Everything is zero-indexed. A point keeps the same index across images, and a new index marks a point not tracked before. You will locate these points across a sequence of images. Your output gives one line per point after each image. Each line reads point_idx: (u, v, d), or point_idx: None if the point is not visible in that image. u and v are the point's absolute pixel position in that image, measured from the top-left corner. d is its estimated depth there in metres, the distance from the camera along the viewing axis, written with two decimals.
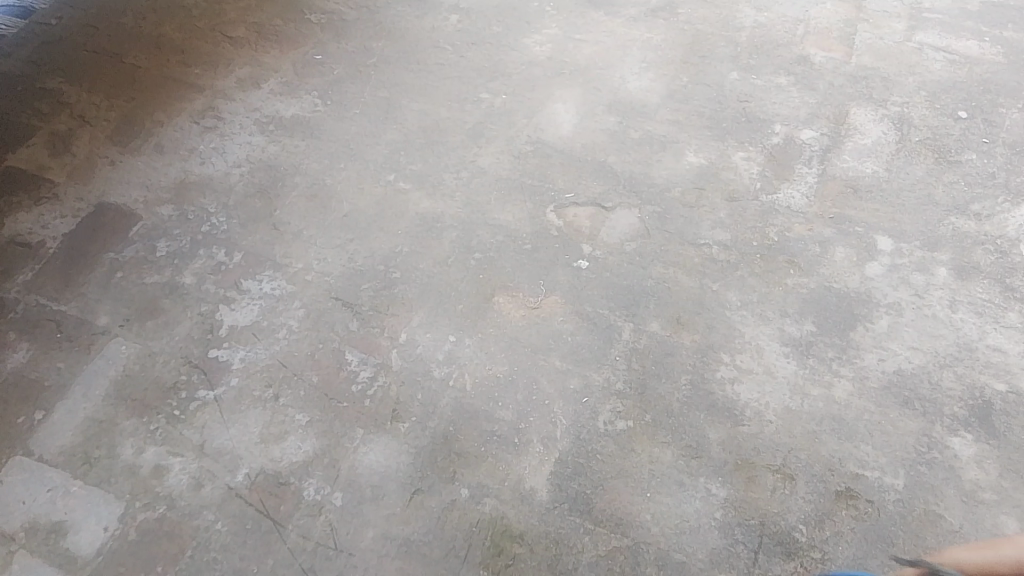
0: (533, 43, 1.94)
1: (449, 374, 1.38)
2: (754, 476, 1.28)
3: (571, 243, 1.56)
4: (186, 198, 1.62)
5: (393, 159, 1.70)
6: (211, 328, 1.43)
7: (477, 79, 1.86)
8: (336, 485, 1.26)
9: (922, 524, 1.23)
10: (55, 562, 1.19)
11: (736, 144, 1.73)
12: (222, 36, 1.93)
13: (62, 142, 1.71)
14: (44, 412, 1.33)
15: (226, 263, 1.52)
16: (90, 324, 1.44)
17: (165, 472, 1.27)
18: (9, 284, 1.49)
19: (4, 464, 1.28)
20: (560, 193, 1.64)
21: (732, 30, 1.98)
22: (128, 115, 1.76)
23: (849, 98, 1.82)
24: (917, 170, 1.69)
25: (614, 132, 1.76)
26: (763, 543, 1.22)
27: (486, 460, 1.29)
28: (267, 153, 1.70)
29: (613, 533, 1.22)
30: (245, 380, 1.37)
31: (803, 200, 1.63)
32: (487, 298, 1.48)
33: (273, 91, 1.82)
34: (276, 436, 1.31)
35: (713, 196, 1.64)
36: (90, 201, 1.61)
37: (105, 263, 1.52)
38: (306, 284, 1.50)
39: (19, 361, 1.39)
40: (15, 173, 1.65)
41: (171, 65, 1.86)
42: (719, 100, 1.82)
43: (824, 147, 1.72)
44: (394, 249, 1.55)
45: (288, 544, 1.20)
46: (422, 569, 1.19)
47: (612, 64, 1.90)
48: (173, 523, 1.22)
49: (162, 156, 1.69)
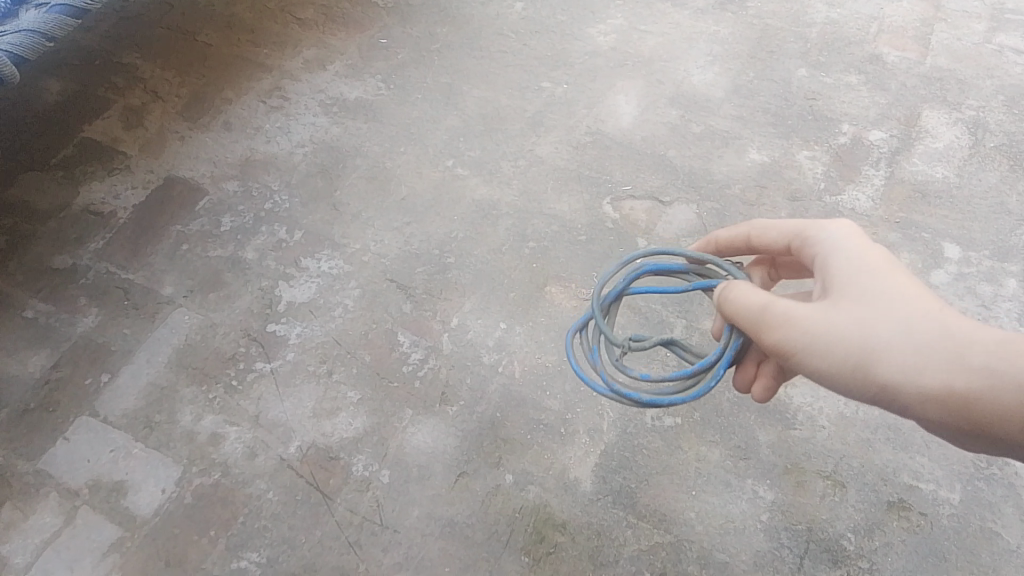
0: (597, 33, 1.93)
1: (499, 361, 1.39)
2: (803, 481, 1.25)
3: (626, 236, 1.55)
4: (250, 175, 1.67)
5: (453, 145, 1.71)
6: (270, 303, 1.47)
7: (540, 67, 1.85)
8: (384, 462, 1.29)
9: (977, 541, 1.20)
10: (116, 519, 1.24)
11: (801, 142, 1.69)
12: (291, 17, 1.97)
13: (136, 116, 1.77)
14: (111, 375, 1.39)
15: (287, 241, 1.56)
16: (156, 293, 1.49)
17: (221, 439, 1.31)
18: (82, 251, 1.55)
19: (71, 423, 1.33)
20: (618, 185, 1.63)
21: (802, 25, 1.93)
22: (199, 92, 1.81)
23: (922, 99, 1.76)
24: (991, 178, 1.63)
25: (675, 126, 1.74)
26: (809, 549, 1.20)
27: (532, 448, 1.30)
28: (330, 134, 1.73)
29: (656, 529, 1.22)
30: (300, 355, 1.40)
31: (869, 203, 1.59)
32: (540, 286, 1.48)
33: (338, 74, 1.84)
34: (328, 412, 1.34)
35: (775, 195, 1.61)
36: (160, 174, 1.67)
37: (172, 235, 1.57)
38: (362, 264, 1.52)
39: (88, 325, 1.45)
40: (90, 144, 1.72)
41: (241, 45, 1.90)
42: (786, 97, 1.78)
43: (893, 150, 1.68)
44: (450, 234, 1.56)
45: (336, 517, 1.23)
46: (465, 550, 1.21)
47: (677, 57, 1.87)
48: (227, 489, 1.26)
49: (229, 133, 1.74)
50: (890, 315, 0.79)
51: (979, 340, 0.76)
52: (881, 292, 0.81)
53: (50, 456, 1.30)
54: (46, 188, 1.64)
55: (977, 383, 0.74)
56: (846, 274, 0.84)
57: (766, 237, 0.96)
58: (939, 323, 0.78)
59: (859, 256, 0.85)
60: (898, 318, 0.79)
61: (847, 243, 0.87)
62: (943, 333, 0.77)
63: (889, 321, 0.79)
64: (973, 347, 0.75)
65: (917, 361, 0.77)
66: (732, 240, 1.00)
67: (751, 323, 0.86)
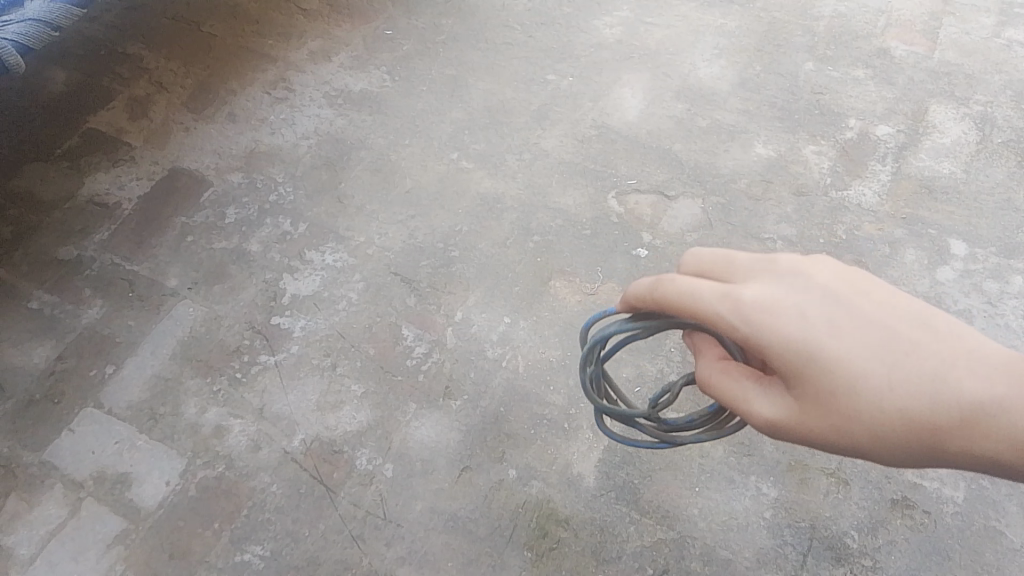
0: (603, 25, 1.91)
1: (503, 355, 1.39)
2: (806, 478, 1.25)
3: (631, 230, 1.55)
4: (255, 167, 1.66)
5: (457, 138, 1.70)
6: (274, 296, 1.47)
7: (545, 60, 1.84)
8: (387, 456, 1.29)
9: (981, 539, 1.20)
10: (121, 511, 1.24)
11: (808, 137, 1.68)
12: (295, 7, 1.96)
13: (140, 107, 1.76)
14: (115, 367, 1.39)
15: (291, 233, 1.56)
16: (160, 285, 1.49)
17: (225, 432, 1.31)
18: (86, 242, 1.55)
19: (76, 414, 1.34)
20: (623, 179, 1.62)
21: (810, 18, 1.91)
22: (203, 83, 1.80)
23: (930, 94, 1.75)
24: (998, 174, 1.62)
25: (681, 119, 1.73)
26: (812, 546, 1.20)
27: (536, 443, 1.30)
28: (334, 126, 1.73)
29: (660, 525, 1.22)
30: (305, 348, 1.40)
31: (875, 198, 1.58)
32: (545, 281, 1.48)
33: (343, 65, 1.84)
34: (332, 405, 1.34)
35: (781, 190, 1.60)
36: (164, 165, 1.66)
37: (176, 227, 1.57)
38: (367, 257, 1.52)
39: (93, 317, 1.45)
40: (94, 135, 1.71)
41: (245, 35, 1.90)
42: (793, 91, 1.77)
43: (900, 145, 1.67)
44: (454, 227, 1.56)
45: (340, 510, 1.24)
46: (468, 545, 1.21)
47: (683, 49, 1.86)
48: (231, 482, 1.27)
49: (233, 124, 1.73)
50: (858, 417, 0.75)
51: (949, 419, 0.73)
52: (839, 390, 0.74)
53: (55, 447, 1.30)
54: (51, 179, 1.64)
55: (955, 458, 0.75)
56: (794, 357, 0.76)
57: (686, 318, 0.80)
58: (906, 409, 0.73)
59: (801, 344, 0.75)
60: (865, 415, 0.75)
61: (784, 326, 0.75)
62: (913, 421, 0.74)
63: (858, 419, 0.75)
64: (946, 431, 0.73)
65: (895, 449, 0.76)
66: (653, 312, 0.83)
67: (730, 413, 0.83)
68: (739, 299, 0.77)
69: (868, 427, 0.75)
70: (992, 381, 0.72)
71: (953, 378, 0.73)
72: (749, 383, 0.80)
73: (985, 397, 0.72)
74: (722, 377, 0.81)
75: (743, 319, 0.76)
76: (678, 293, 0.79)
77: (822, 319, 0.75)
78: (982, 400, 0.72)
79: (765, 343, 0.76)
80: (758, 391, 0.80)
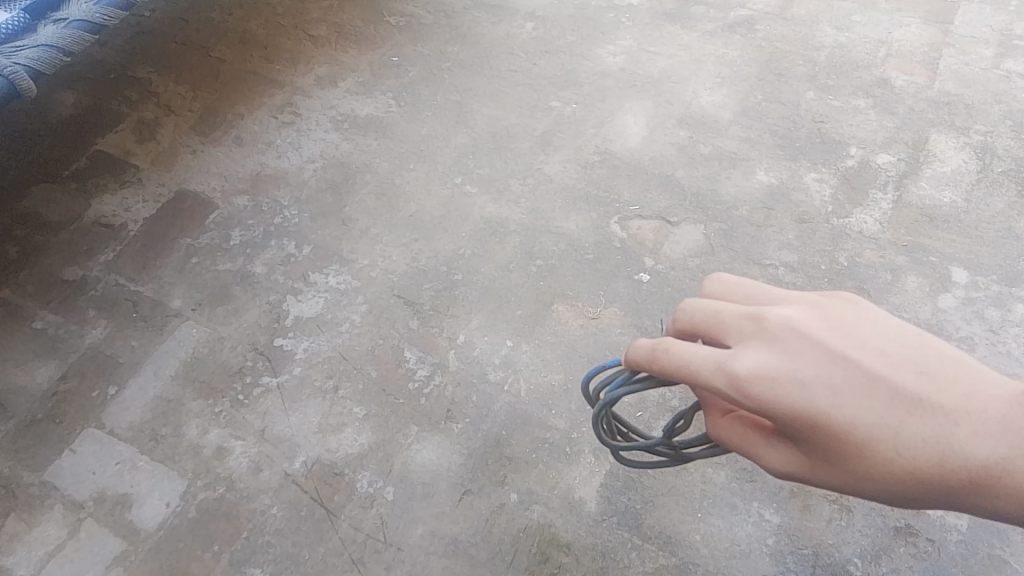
0: (606, 54, 1.94)
1: (504, 379, 1.39)
2: (809, 505, 1.25)
3: (634, 255, 1.55)
4: (260, 190, 1.68)
5: (462, 162, 1.72)
6: (277, 317, 1.47)
7: (549, 87, 1.87)
8: (388, 479, 1.28)
9: (986, 569, 1.19)
10: (120, 532, 1.24)
11: (809, 164, 1.70)
12: (304, 34, 1.99)
13: (148, 130, 1.78)
14: (118, 387, 1.39)
15: (296, 255, 1.57)
16: (165, 306, 1.49)
17: (226, 454, 1.31)
18: (92, 263, 1.56)
19: (77, 434, 1.34)
20: (626, 205, 1.64)
21: (810, 48, 1.94)
22: (211, 107, 1.83)
23: (930, 124, 1.77)
24: (999, 203, 1.63)
25: (683, 146, 1.74)
26: (815, 574, 1.19)
27: (537, 467, 1.29)
28: (340, 150, 1.75)
29: (661, 551, 1.21)
30: (307, 370, 1.41)
31: (876, 226, 1.59)
32: (548, 305, 1.49)
33: (350, 90, 1.86)
34: (334, 427, 1.34)
35: (783, 217, 1.61)
36: (171, 188, 1.68)
37: (182, 248, 1.58)
38: (370, 280, 1.53)
39: (97, 337, 1.45)
40: (103, 157, 1.73)
41: (253, 61, 1.92)
42: (794, 119, 1.79)
43: (901, 173, 1.68)
44: (458, 251, 1.57)
45: (340, 533, 1.23)
46: (468, 569, 1.20)
47: (686, 78, 1.88)
48: (231, 504, 1.26)
49: (240, 148, 1.75)
50: (866, 475, 0.75)
51: (954, 480, 0.72)
52: (843, 452, 0.75)
53: (56, 467, 1.30)
54: (58, 200, 1.65)
55: (965, 508, 0.75)
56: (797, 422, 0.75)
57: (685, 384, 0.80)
58: (910, 470, 0.73)
59: (799, 413, 0.74)
60: (871, 473, 0.75)
61: (780, 396, 0.74)
62: (918, 479, 0.73)
63: (865, 477, 0.75)
64: (951, 487, 0.73)
65: (905, 500, 0.76)
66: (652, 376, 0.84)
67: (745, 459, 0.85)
68: (732, 369, 0.76)
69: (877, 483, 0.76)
70: (996, 442, 0.70)
71: (957, 441, 0.71)
72: (758, 435, 0.81)
73: (987, 460, 0.70)
74: (732, 432, 0.82)
75: (737, 391, 0.75)
76: (675, 366, 0.79)
77: (821, 386, 0.74)
78: (986, 463, 0.70)
79: (764, 410, 0.75)
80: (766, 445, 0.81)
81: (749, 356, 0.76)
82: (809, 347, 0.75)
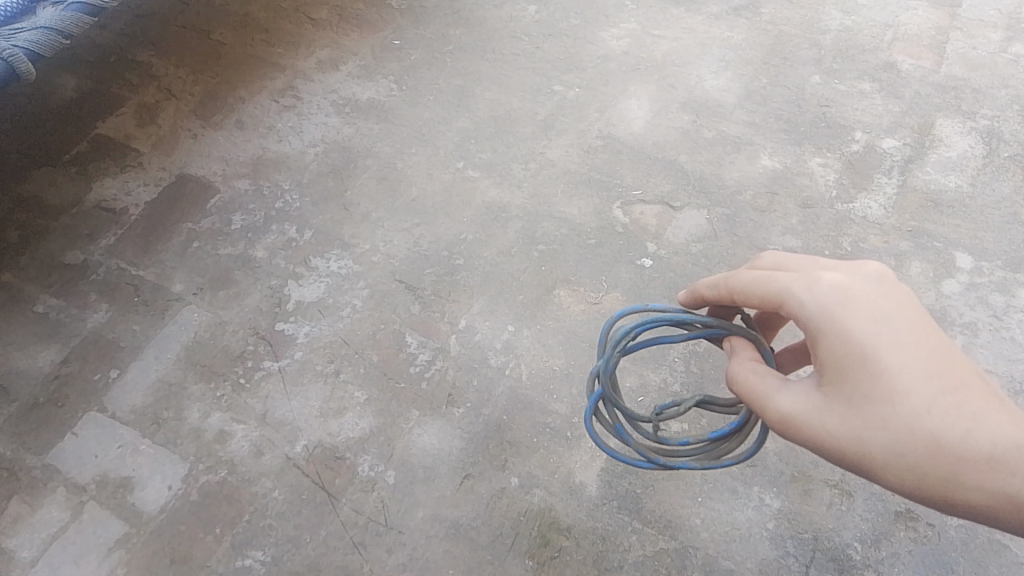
0: (610, 37, 1.92)
1: (506, 363, 1.39)
2: (810, 490, 1.25)
3: (636, 240, 1.55)
4: (262, 174, 1.67)
5: (464, 147, 1.71)
6: (279, 302, 1.47)
7: (552, 70, 1.85)
8: (389, 463, 1.29)
9: (986, 553, 1.19)
10: (122, 515, 1.24)
11: (813, 149, 1.69)
12: (305, 17, 1.97)
13: (149, 114, 1.77)
14: (120, 371, 1.39)
15: (297, 240, 1.56)
16: (166, 290, 1.49)
17: (227, 437, 1.32)
18: (93, 247, 1.56)
19: (79, 418, 1.34)
20: (628, 190, 1.63)
21: (816, 32, 1.92)
22: (212, 91, 1.82)
23: (936, 108, 1.75)
24: (1005, 188, 1.62)
25: (687, 131, 1.73)
26: (815, 558, 1.19)
27: (538, 451, 1.29)
28: (341, 134, 1.74)
29: (661, 535, 1.21)
30: (309, 354, 1.41)
31: (881, 211, 1.58)
32: (549, 290, 1.48)
33: (351, 74, 1.85)
34: (335, 411, 1.34)
35: (786, 202, 1.60)
36: (172, 172, 1.67)
37: (183, 232, 1.58)
38: (372, 264, 1.52)
39: (98, 321, 1.45)
40: (103, 141, 1.73)
41: (254, 44, 1.91)
42: (799, 104, 1.77)
43: (907, 158, 1.67)
44: (459, 236, 1.56)
45: (341, 516, 1.23)
46: (469, 552, 1.20)
47: (690, 62, 1.87)
48: (232, 487, 1.27)
49: (241, 132, 1.74)
50: (884, 429, 0.76)
51: (973, 457, 0.73)
52: (874, 397, 0.76)
53: (58, 450, 1.31)
54: (59, 184, 1.65)
55: (968, 501, 0.74)
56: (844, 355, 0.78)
57: (748, 300, 0.86)
58: (933, 433, 0.75)
59: (856, 342, 0.78)
60: (889, 426, 0.76)
61: (842, 317, 0.79)
62: (936, 447, 0.75)
63: (879, 428, 0.76)
64: (966, 464, 0.74)
65: (910, 476, 0.76)
66: (717, 298, 0.91)
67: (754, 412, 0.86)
68: (809, 285, 0.82)
69: (888, 438, 0.76)
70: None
71: (987, 420, 0.74)
72: (782, 381, 0.84)
73: (1012, 443, 0.72)
74: (760, 371, 0.85)
75: (810, 304, 0.81)
76: (751, 278, 0.86)
77: (885, 327, 0.78)
78: (1012, 445, 0.72)
79: (825, 332, 0.79)
80: (788, 390, 0.83)
81: (827, 282, 0.82)
82: (884, 297, 0.80)
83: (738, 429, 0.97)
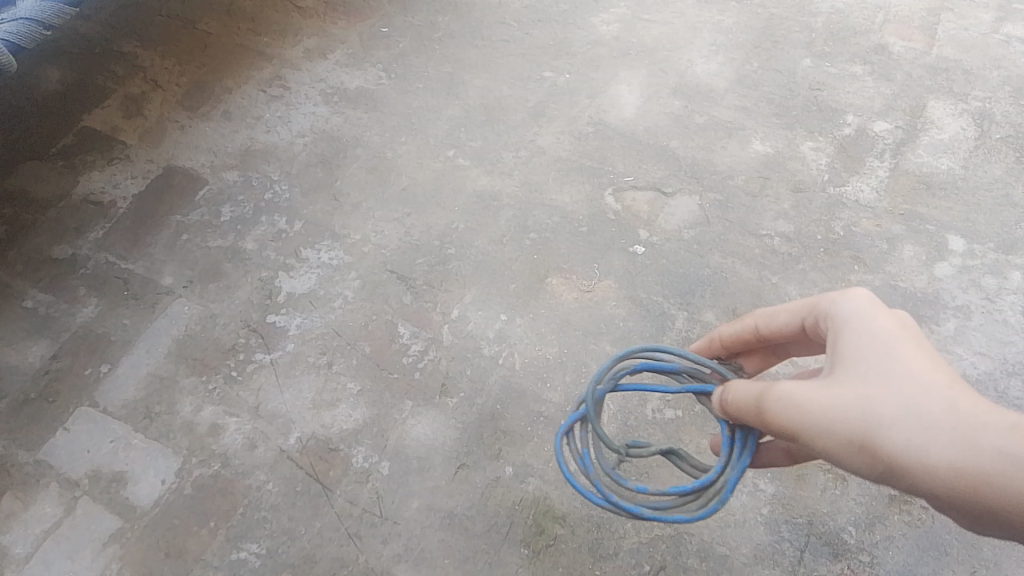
0: (599, 22, 1.91)
1: (499, 353, 1.39)
2: (804, 474, 1.25)
3: (628, 227, 1.54)
4: (250, 165, 1.66)
5: (454, 135, 1.70)
6: (270, 294, 1.46)
7: (542, 57, 1.84)
8: (383, 453, 1.28)
9: (980, 535, 1.19)
10: (116, 510, 1.24)
11: (805, 133, 1.68)
12: (291, 5, 1.95)
13: (135, 106, 1.76)
14: (110, 365, 1.39)
15: (287, 231, 1.55)
16: (156, 283, 1.48)
17: (220, 430, 1.31)
18: (81, 241, 1.54)
19: (71, 413, 1.33)
20: (620, 176, 1.62)
21: (807, 15, 1.91)
22: (198, 81, 1.80)
23: (927, 90, 1.75)
24: (996, 170, 1.62)
25: (678, 116, 1.72)
26: (809, 542, 1.20)
27: (532, 440, 1.29)
28: (330, 123, 1.72)
29: (656, 522, 1.22)
30: (301, 346, 1.40)
31: (873, 194, 1.58)
32: (541, 278, 1.48)
33: (339, 62, 1.83)
34: (328, 403, 1.34)
35: (778, 186, 1.60)
36: (159, 164, 1.66)
37: (172, 225, 1.56)
38: (363, 255, 1.51)
39: (88, 316, 1.44)
40: (90, 133, 1.71)
41: (241, 34, 1.89)
42: (790, 87, 1.76)
43: (898, 141, 1.66)
44: (450, 225, 1.55)
45: (336, 508, 1.23)
46: (464, 542, 1.20)
47: (680, 46, 1.86)
48: (226, 480, 1.26)
49: (229, 122, 1.73)
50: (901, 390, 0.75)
51: (995, 419, 0.71)
52: (890, 365, 0.77)
53: (50, 446, 1.30)
54: (46, 177, 1.63)
55: (991, 464, 0.69)
56: (862, 338, 0.81)
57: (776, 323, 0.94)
58: (952, 394, 0.74)
59: (874, 321, 0.82)
60: (906, 386, 0.75)
61: (862, 309, 0.83)
62: (953, 408, 0.73)
63: (896, 390, 0.75)
64: (989, 424, 0.71)
65: (927, 444, 0.73)
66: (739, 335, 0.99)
67: (755, 407, 0.84)
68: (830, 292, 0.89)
69: (892, 402, 0.75)
70: None
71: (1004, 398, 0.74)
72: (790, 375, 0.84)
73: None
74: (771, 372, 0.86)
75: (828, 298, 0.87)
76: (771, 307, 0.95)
77: (902, 320, 0.82)
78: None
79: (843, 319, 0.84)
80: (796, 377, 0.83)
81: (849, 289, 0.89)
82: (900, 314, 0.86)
83: (702, 488, 0.91)
